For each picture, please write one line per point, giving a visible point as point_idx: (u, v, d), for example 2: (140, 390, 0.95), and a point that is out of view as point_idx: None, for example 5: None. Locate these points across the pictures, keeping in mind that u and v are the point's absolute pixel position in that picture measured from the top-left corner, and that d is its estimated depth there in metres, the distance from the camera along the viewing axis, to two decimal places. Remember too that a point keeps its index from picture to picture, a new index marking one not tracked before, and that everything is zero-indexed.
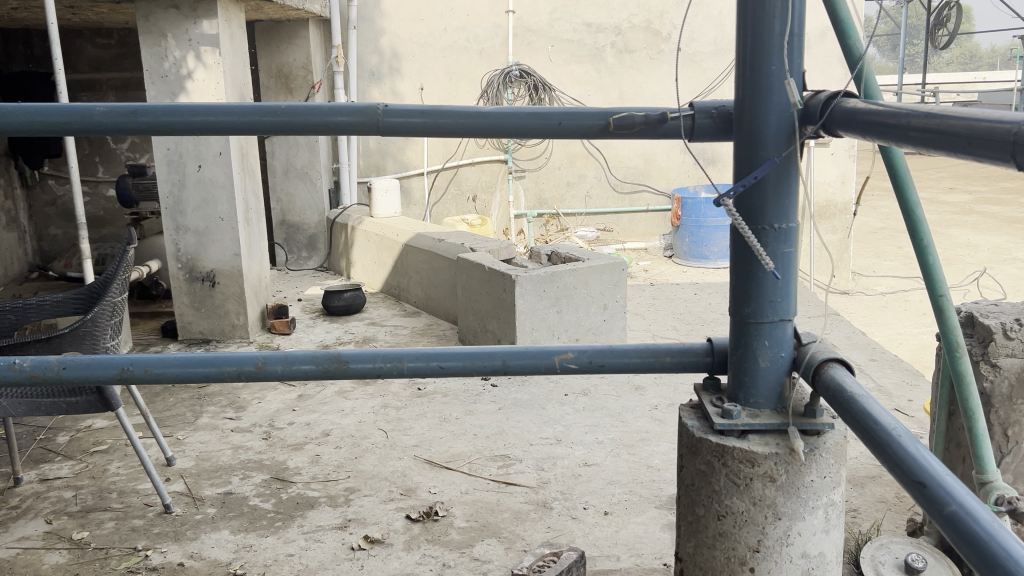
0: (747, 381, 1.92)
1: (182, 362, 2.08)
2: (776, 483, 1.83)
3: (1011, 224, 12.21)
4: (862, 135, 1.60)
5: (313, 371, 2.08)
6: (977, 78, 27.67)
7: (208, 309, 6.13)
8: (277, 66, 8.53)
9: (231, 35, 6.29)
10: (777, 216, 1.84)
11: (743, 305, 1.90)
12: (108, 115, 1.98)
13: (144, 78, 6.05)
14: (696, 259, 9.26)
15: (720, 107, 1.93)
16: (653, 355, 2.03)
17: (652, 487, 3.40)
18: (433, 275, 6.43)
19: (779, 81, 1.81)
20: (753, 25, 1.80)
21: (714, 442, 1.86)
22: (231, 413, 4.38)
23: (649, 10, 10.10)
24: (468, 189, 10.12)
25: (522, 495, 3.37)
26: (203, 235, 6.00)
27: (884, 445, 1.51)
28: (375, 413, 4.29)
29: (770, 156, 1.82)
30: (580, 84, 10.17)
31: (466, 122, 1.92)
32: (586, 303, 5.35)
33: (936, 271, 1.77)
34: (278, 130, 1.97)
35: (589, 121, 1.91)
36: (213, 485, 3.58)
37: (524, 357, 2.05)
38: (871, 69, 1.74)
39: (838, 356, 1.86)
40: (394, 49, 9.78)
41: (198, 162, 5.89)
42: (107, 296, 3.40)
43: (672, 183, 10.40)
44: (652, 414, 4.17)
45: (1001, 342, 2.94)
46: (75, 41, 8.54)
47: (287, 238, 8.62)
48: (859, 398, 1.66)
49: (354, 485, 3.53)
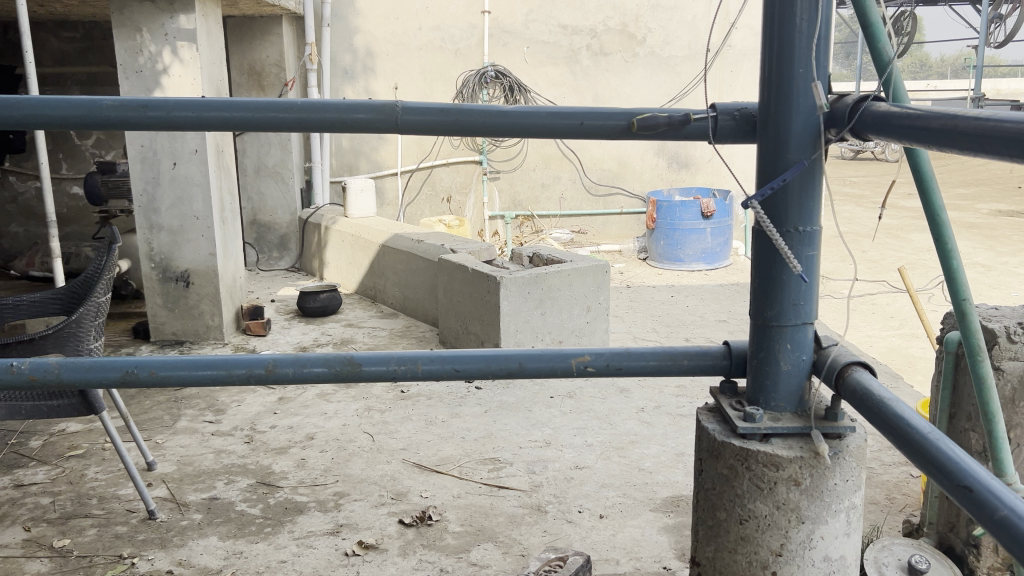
0: (768, 384, 1.92)
1: (188, 364, 2.02)
2: (800, 487, 1.82)
3: (971, 229, 12.48)
4: (894, 140, 1.59)
5: (325, 374, 2.02)
6: (932, 86, 28.32)
7: (181, 310, 5.99)
8: (249, 63, 8.40)
9: (208, 31, 6.16)
10: (801, 219, 1.83)
11: (766, 308, 1.89)
12: (117, 109, 1.91)
13: (118, 72, 5.90)
14: (670, 262, 9.29)
15: (743, 109, 1.92)
16: (671, 359, 2.02)
17: (646, 490, 3.39)
18: (412, 275, 6.37)
19: (805, 84, 1.81)
20: (781, 28, 1.80)
21: (737, 445, 1.85)
22: (210, 416, 4.28)
23: (625, 13, 10.13)
24: (442, 190, 10.06)
25: (516, 498, 3.34)
26: (177, 234, 5.88)
27: (922, 448, 1.51)
28: (360, 416, 4.23)
29: (796, 160, 1.82)
30: (555, 86, 10.19)
31: (488, 121, 1.89)
32: (570, 305, 5.34)
33: (959, 275, 1.77)
34: (296, 126, 1.92)
35: (614, 122, 1.90)
36: (197, 490, 3.49)
37: (542, 360, 2.02)
38: (898, 74, 1.74)
39: (860, 359, 1.86)
40: (368, 48, 9.68)
41: (173, 160, 5.76)
42: (92, 296, 3.29)
43: (645, 186, 10.46)
44: (639, 416, 4.17)
45: (1005, 346, 3.00)
46: (40, 34, 8.33)
47: (257, 238, 8.48)
48: (888, 401, 1.67)
49: (343, 489, 3.46)
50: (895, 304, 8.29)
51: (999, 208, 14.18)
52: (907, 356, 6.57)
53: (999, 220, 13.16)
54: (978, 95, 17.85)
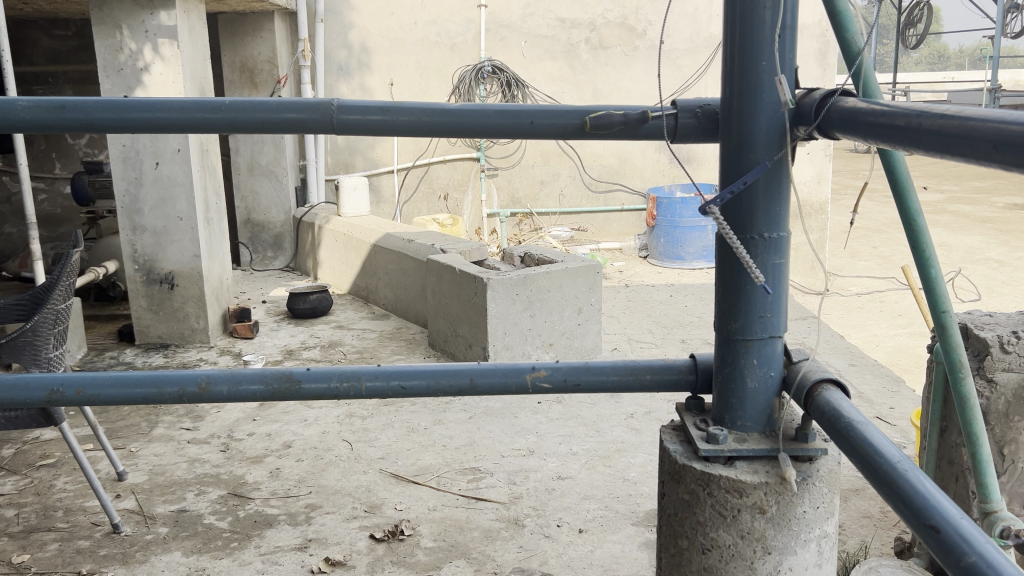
0: (734, 403, 1.78)
1: (117, 383, 1.90)
2: (766, 515, 1.68)
3: (983, 223, 12.22)
4: (861, 137, 1.45)
5: (262, 392, 1.90)
6: (946, 77, 27.93)
7: (166, 313, 5.90)
8: (241, 60, 8.31)
9: (190, 28, 6.07)
10: (768, 225, 1.69)
11: (730, 320, 1.75)
12: (33, 111, 1.79)
13: (98, 71, 5.81)
14: (672, 260, 9.13)
15: (705, 106, 1.78)
16: (633, 374, 1.89)
17: (629, 502, 3.25)
18: (402, 276, 6.26)
19: (770, 78, 1.66)
20: (743, 17, 1.65)
21: (698, 470, 1.72)
22: (188, 423, 4.18)
23: (624, 6, 9.96)
24: (439, 187, 9.93)
25: (493, 511, 3.21)
26: (161, 235, 5.78)
27: (889, 479, 1.37)
28: (340, 423, 4.11)
29: (760, 160, 1.68)
30: (554, 81, 10.03)
31: (428, 120, 1.76)
32: (561, 307, 5.20)
33: (938, 285, 1.62)
34: (222, 128, 1.79)
35: (564, 120, 1.77)
36: (166, 502, 3.38)
37: (494, 376, 1.89)
38: (869, 66, 1.59)
39: (832, 376, 1.72)
40: (363, 44, 9.54)
41: (155, 160, 5.66)
42: (50, 304, 3.18)
43: (648, 182, 10.29)
44: (628, 423, 4.02)
45: (998, 356, 2.85)
46: (30, 32, 8.26)
47: (251, 237, 8.40)
48: (858, 425, 1.52)
49: (316, 501, 3.35)
50: (903, 302, 8.10)
51: (1013, 202, 13.92)
52: (913, 356, 6.39)
53: (1013, 214, 12.90)
54: (993, 87, 17.50)
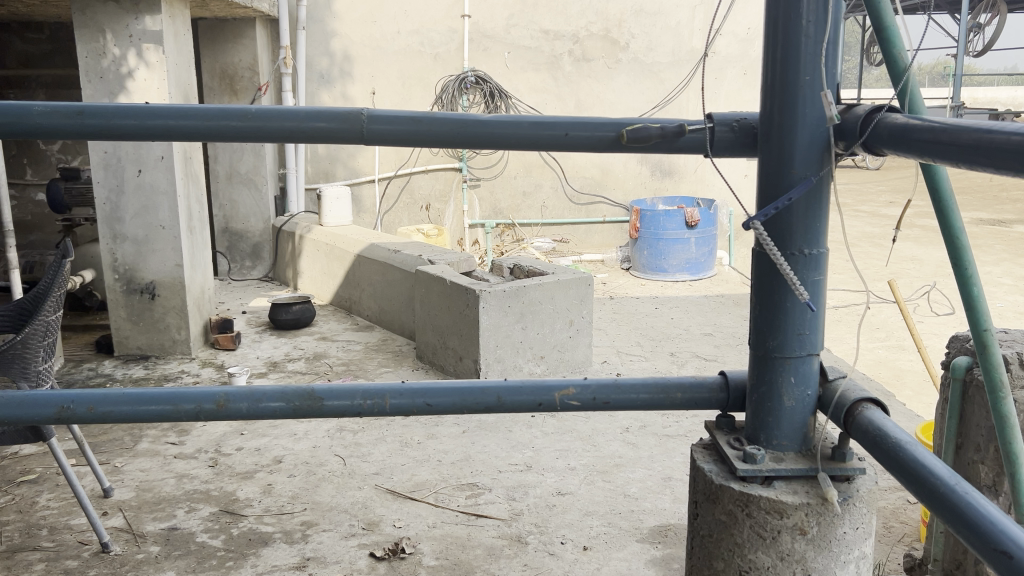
0: (769, 422, 1.75)
1: (131, 399, 1.83)
2: (806, 537, 1.65)
3: None
4: (913, 154, 1.43)
5: (283, 410, 1.84)
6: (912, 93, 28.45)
7: (146, 324, 5.77)
8: (221, 67, 8.19)
9: (175, 33, 5.97)
10: (807, 241, 1.67)
11: (767, 338, 1.72)
12: (49, 116, 1.72)
13: (80, 76, 5.67)
14: (653, 272, 9.16)
15: (741, 119, 1.75)
16: (664, 392, 1.85)
17: (632, 518, 3.22)
18: (388, 287, 6.19)
19: (813, 92, 1.64)
20: (785, 31, 1.63)
21: (737, 490, 1.69)
22: (174, 437, 4.07)
23: (608, 19, 10.00)
24: (420, 198, 9.87)
25: (495, 529, 3.16)
26: (142, 244, 5.66)
27: (947, 501, 1.35)
28: (331, 437, 4.03)
29: (803, 176, 1.65)
30: (536, 92, 10.04)
31: (463, 130, 1.71)
32: (552, 319, 5.17)
33: (979, 302, 1.60)
34: (250, 137, 1.73)
35: (601, 133, 1.73)
36: (156, 519, 3.28)
37: (522, 394, 1.84)
38: (915, 83, 1.58)
39: (870, 395, 1.70)
40: (345, 52, 9.47)
41: (138, 167, 5.54)
42: (40, 315, 3.08)
43: (629, 195, 10.31)
44: (625, 437, 3.99)
45: (1017, 373, 2.87)
46: (3, 35, 8.09)
47: (229, 246, 8.26)
48: (906, 444, 1.50)
49: (312, 518, 3.26)
50: (881, 315, 8.18)
51: (981, 217, 14.19)
52: (894, 369, 6.45)
53: (983, 229, 13.14)
54: (959, 104, 17.87)
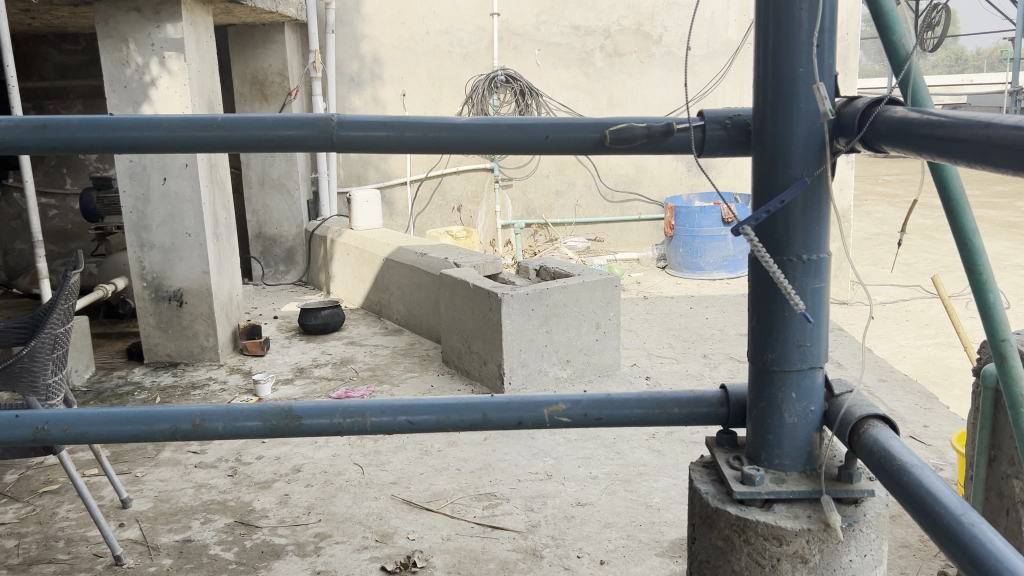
0: (770, 440, 1.63)
1: (106, 418, 1.78)
2: (807, 565, 1.53)
3: (1009, 228, 11.97)
4: (913, 150, 1.30)
5: (260, 429, 1.77)
6: (966, 78, 27.55)
7: (175, 331, 5.82)
8: (251, 72, 8.25)
9: (198, 40, 5.99)
10: (806, 246, 1.55)
11: (765, 350, 1.60)
12: (13, 131, 1.68)
13: (105, 85, 5.75)
14: (691, 271, 8.98)
15: (735, 116, 1.64)
16: (659, 407, 1.74)
17: (653, 531, 3.10)
18: (416, 291, 6.14)
19: (807, 87, 1.52)
20: (777, 19, 1.51)
21: (734, 514, 1.57)
22: (195, 446, 4.05)
23: (639, 12, 9.82)
24: (453, 199, 9.83)
25: (510, 541, 3.07)
26: (169, 251, 5.70)
27: (951, 533, 1.22)
28: (351, 445, 3.97)
29: (798, 176, 1.53)
30: (568, 89, 9.92)
31: (435, 135, 1.63)
32: (578, 322, 5.07)
33: (995, 310, 1.47)
34: (215, 147, 1.67)
35: (583, 133, 1.62)
36: (171, 531, 3.26)
37: (508, 411, 1.74)
38: (918, 73, 1.45)
39: (878, 411, 1.57)
40: (375, 54, 9.47)
41: (163, 175, 5.58)
42: (47, 327, 3.09)
43: (665, 191, 10.14)
44: (650, 444, 3.87)
45: None
46: (41, 46, 8.23)
47: (263, 251, 8.32)
48: (913, 468, 1.37)
49: (325, 530, 3.21)
50: (929, 311, 7.90)
51: None
52: (941, 367, 6.21)
53: None
54: (1016, 89, 17.24)
